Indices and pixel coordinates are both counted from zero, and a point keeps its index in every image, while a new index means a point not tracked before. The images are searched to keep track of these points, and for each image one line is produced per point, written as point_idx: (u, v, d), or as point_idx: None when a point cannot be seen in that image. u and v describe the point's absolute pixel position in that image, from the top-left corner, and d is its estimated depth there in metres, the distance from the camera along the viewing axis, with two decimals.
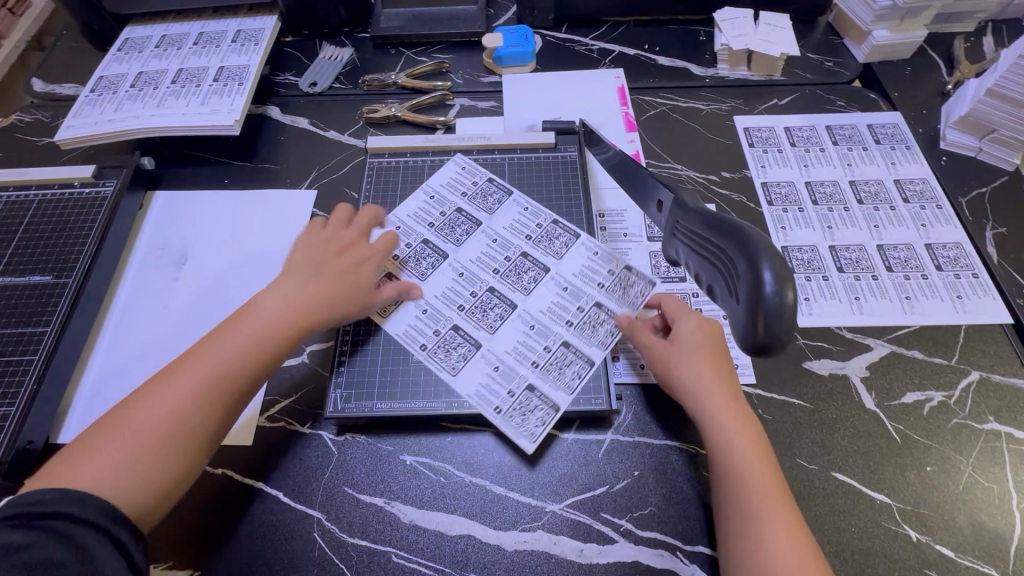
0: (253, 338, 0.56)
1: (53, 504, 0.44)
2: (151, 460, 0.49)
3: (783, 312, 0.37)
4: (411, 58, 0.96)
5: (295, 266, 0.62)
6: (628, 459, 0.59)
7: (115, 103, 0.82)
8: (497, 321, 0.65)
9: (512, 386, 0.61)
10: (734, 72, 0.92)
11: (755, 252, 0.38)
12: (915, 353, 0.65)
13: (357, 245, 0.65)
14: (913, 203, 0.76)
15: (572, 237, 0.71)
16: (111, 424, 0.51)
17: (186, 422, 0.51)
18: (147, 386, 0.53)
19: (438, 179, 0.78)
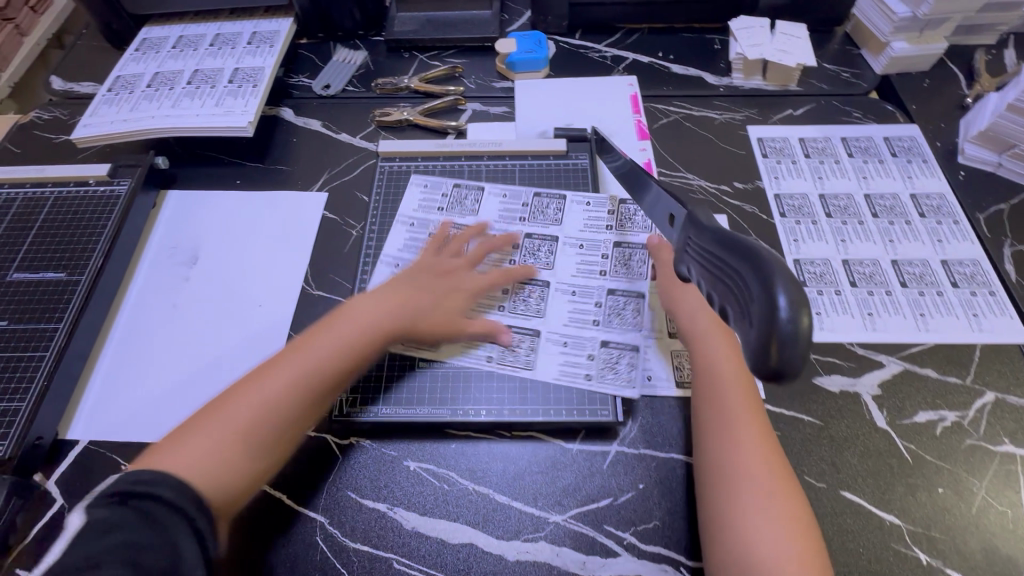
0: (347, 342, 0.59)
1: (152, 485, 0.43)
2: (238, 452, 0.51)
3: (797, 343, 0.29)
4: (425, 62, 0.96)
5: (396, 280, 0.66)
6: (633, 472, 0.59)
7: (132, 103, 0.83)
8: (541, 302, 0.69)
9: (588, 348, 0.65)
10: (749, 82, 0.91)
11: (767, 267, 0.31)
12: (929, 372, 0.64)
13: (457, 268, 0.68)
14: (929, 218, 0.75)
15: (559, 199, 0.77)
16: (214, 415, 0.52)
17: (282, 419, 0.53)
18: (248, 381, 0.55)
19: (408, 206, 0.77)
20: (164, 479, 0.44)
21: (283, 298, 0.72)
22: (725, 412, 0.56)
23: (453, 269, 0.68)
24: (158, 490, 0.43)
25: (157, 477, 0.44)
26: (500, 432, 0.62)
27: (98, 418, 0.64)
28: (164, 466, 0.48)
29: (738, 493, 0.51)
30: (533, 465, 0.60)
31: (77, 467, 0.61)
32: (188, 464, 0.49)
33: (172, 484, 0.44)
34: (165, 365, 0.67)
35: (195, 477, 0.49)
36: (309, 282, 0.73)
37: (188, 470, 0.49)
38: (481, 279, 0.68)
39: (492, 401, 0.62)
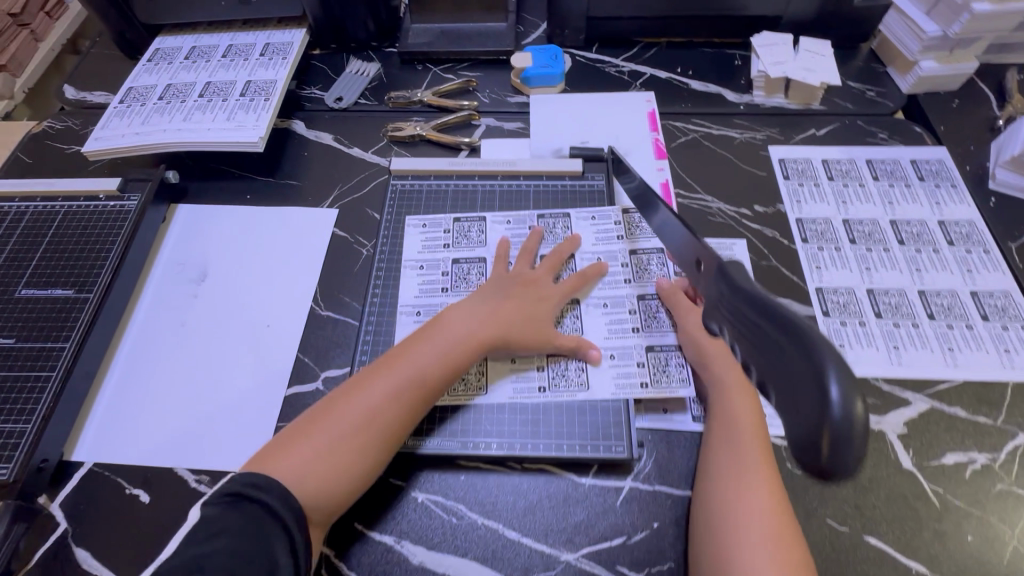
0: (442, 356, 0.58)
1: (265, 491, 0.47)
2: (340, 464, 0.52)
3: (855, 440, 0.23)
4: (438, 75, 0.95)
5: (487, 288, 0.65)
6: (648, 510, 0.57)
7: (143, 116, 0.82)
8: (577, 320, 0.67)
9: (635, 358, 0.64)
10: (770, 100, 0.88)
11: (814, 342, 0.25)
12: (957, 411, 0.61)
13: (540, 278, 0.67)
14: (958, 247, 0.72)
15: (564, 217, 0.75)
16: (318, 420, 0.54)
17: (382, 429, 0.54)
18: (352, 386, 0.56)
19: (411, 250, 0.74)
20: (275, 485, 0.48)
21: (292, 318, 0.71)
22: (733, 449, 0.53)
23: (536, 279, 0.66)
24: (267, 497, 0.47)
25: (270, 483, 0.48)
26: (510, 464, 0.60)
27: (103, 440, 0.63)
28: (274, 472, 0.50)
29: (730, 537, 0.48)
30: (544, 500, 0.58)
31: (80, 489, 0.60)
32: (295, 472, 0.50)
33: (280, 494, 0.48)
34: (173, 387, 0.66)
35: (300, 486, 0.50)
36: (318, 302, 0.72)
37: (296, 480, 0.50)
38: (566, 289, 0.66)
39: (503, 434, 0.61)
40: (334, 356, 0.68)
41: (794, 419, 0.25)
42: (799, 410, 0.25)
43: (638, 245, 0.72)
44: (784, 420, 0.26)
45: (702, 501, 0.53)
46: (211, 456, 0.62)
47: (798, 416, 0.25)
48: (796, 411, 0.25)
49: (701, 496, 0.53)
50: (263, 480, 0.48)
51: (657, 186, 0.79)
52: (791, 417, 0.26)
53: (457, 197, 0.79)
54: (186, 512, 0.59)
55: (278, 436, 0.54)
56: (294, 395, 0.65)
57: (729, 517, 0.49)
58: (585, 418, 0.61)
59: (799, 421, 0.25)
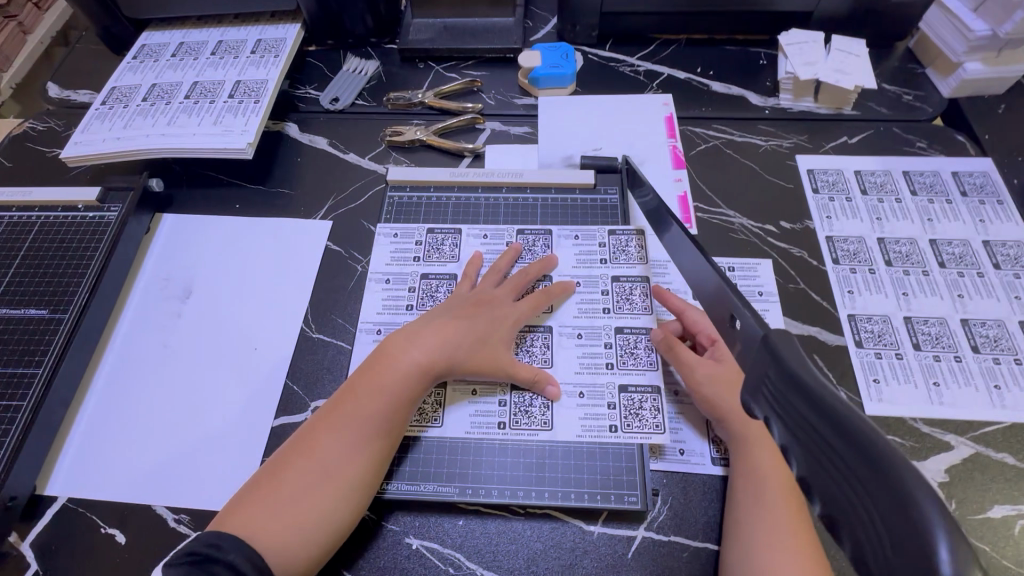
0: (391, 390, 0.54)
1: (227, 551, 0.45)
2: (302, 517, 0.48)
3: None
4: (441, 74, 0.89)
5: (434, 315, 0.60)
6: (662, 565, 0.51)
7: (125, 119, 0.77)
8: (547, 350, 0.62)
9: (607, 398, 0.58)
10: (798, 104, 0.82)
11: (907, 484, 0.20)
12: (1004, 457, 0.56)
13: (498, 298, 0.62)
14: (1005, 271, 0.66)
15: (546, 235, 0.70)
16: (277, 478, 0.50)
17: (348, 478, 0.51)
18: (306, 437, 0.52)
19: (380, 262, 0.70)
20: (236, 544, 0.46)
21: (279, 341, 0.66)
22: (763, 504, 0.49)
23: (495, 299, 0.62)
24: (230, 556, 0.45)
25: (231, 543, 0.46)
26: (513, 509, 0.55)
27: (79, 473, 0.59)
28: (234, 532, 0.47)
29: None
30: (548, 550, 0.53)
31: (52, 528, 0.56)
32: (253, 532, 0.47)
33: (242, 548, 0.45)
34: (150, 415, 0.62)
35: (261, 545, 0.47)
36: (309, 323, 0.67)
37: (257, 540, 0.47)
38: (524, 310, 0.62)
39: (505, 477, 0.56)
40: (323, 383, 0.63)
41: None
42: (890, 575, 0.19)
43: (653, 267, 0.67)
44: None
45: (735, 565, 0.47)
46: (190, 493, 0.57)
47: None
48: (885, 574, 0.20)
49: (735, 558, 0.48)
50: (224, 542, 0.46)
51: (675, 199, 0.73)
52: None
53: (459, 210, 0.73)
54: (163, 554, 0.55)
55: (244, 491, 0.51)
56: (282, 426, 0.61)
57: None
58: (594, 464, 0.56)
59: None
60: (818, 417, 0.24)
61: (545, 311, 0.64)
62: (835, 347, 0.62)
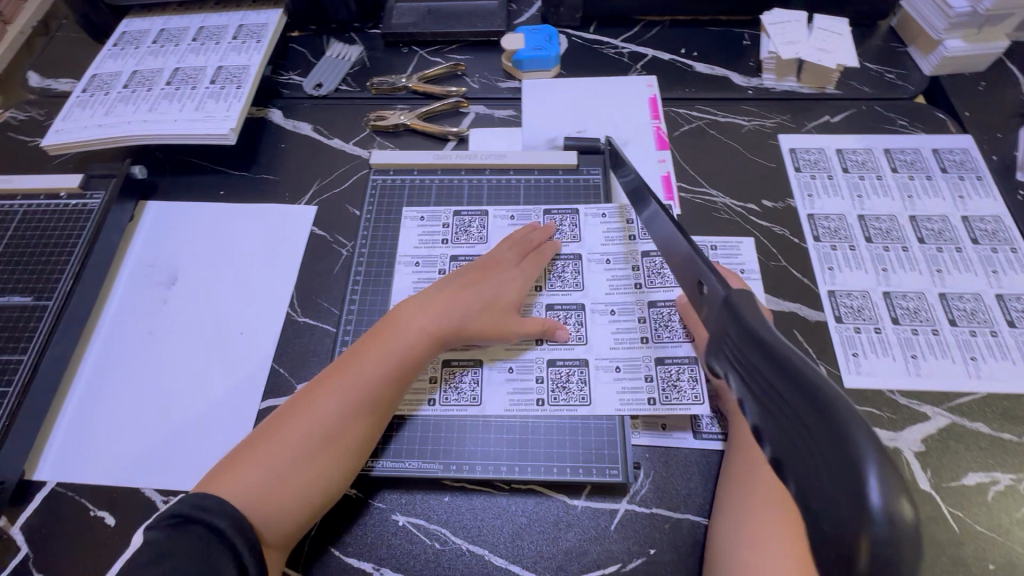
0: (395, 355, 0.55)
1: (211, 512, 0.44)
2: (293, 481, 0.49)
3: (897, 551, 0.18)
4: (425, 58, 0.88)
5: (442, 282, 0.62)
6: (644, 535, 0.52)
7: (107, 106, 0.77)
8: (581, 327, 0.63)
9: (644, 371, 0.59)
10: (782, 83, 0.82)
11: (845, 423, 0.21)
12: (979, 427, 0.57)
13: (505, 260, 0.64)
14: (983, 245, 0.67)
15: (572, 214, 0.70)
16: (268, 437, 0.51)
17: (343, 438, 0.51)
18: (302, 398, 0.53)
19: (407, 244, 0.70)
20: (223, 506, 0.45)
21: (267, 326, 0.66)
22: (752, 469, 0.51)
23: (502, 262, 0.64)
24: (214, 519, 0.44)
25: (217, 504, 0.45)
26: (497, 485, 0.56)
27: (66, 458, 0.59)
28: (218, 494, 0.47)
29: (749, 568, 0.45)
30: (533, 524, 0.54)
31: (41, 511, 0.57)
32: (240, 494, 0.47)
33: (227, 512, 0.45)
34: (138, 399, 0.62)
35: (249, 508, 0.47)
36: (295, 307, 0.68)
37: (244, 503, 0.47)
38: (529, 270, 0.64)
39: (488, 454, 0.57)
40: (310, 366, 0.64)
41: (818, 523, 0.21)
42: (826, 513, 0.20)
43: (637, 248, 0.67)
44: (806, 519, 0.21)
45: (722, 536, 0.49)
46: (179, 475, 0.58)
47: (824, 522, 0.20)
48: (823, 514, 0.20)
49: (724, 530, 0.49)
50: (210, 502, 0.45)
51: (658, 179, 0.73)
52: (814, 519, 0.21)
53: (442, 193, 0.74)
54: None
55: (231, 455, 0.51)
56: (269, 408, 0.61)
57: (747, 560, 0.45)
58: (576, 439, 0.57)
59: (825, 528, 0.20)
60: (773, 370, 0.24)
61: (547, 267, 0.66)
62: (816, 322, 0.63)
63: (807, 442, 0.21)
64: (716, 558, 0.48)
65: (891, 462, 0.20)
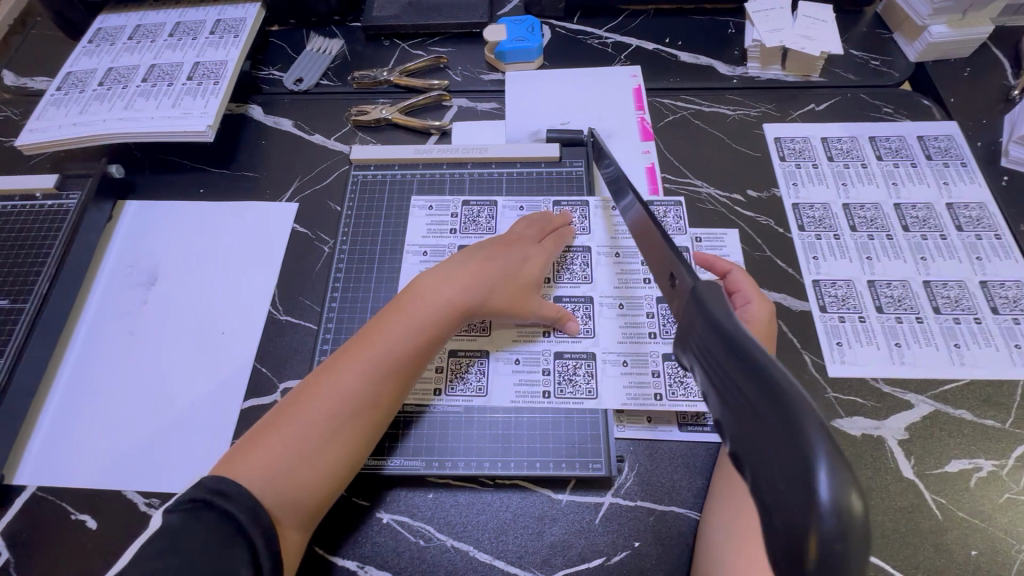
0: (419, 329, 0.55)
1: (231, 500, 0.44)
2: (316, 459, 0.49)
3: (845, 543, 0.19)
4: (406, 51, 0.87)
5: (465, 253, 0.61)
6: (628, 528, 0.52)
7: (81, 104, 0.75)
8: (588, 320, 0.62)
9: (651, 365, 0.59)
10: (766, 72, 0.81)
11: (798, 416, 0.21)
12: (962, 413, 0.57)
13: (525, 238, 0.63)
14: (967, 232, 0.67)
15: (582, 206, 0.69)
16: (288, 413, 0.50)
17: (366, 413, 0.51)
18: (323, 372, 0.52)
19: (416, 234, 0.70)
20: (244, 494, 0.45)
21: (249, 324, 0.66)
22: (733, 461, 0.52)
23: (522, 239, 0.63)
24: (235, 509, 0.44)
25: (239, 491, 0.45)
26: (481, 480, 0.56)
27: (46, 461, 0.59)
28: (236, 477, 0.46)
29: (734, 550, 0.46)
30: (516, 519, 0.53)
31: (21, 515, 0.56)
32: (263, 474, 0.47)
33: (248, 504, 0.44)
34: (120, 401, 0.62)
35: (265, 491, 0.46)
36: (277, 306, 0.67)
37: (261, 486, 0.46)
38: (546, 253, 0.63)
39: (471, 450, 0.56)
40: (292, 365, 0.63)
41: (771, 518, 0.21)
42: (778, 507, 0.20)
43: (620, 244, 0.67)
44: (760, 513, 0.22)
45: (714, 530, 0.48)
46: (161, 477, 0.57)
47: (776, 518, 0.21)
48: (775, 510, 0.21)
49: (717, 524, 0.49)
50: (229, 488, 0.45)
51: (643, 170, 0.73)
52: (767, 514, 0.21)
53: (423, 188, 0.73)
54: (134, 537, 0.55)
55: (244, 438, 0.50)
56: (251, 408, 0.61)
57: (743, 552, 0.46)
58: (559, 433, 0.57)
59: (777, 523, 0.21)
60: (734, 364, 0.25)
61: (560, 255, 0.66)
62: (800, 312, 0.63)
63: (763, 434, 0.22)
64: (708, 554, 0.48)
65: (841, 455, 0.20)
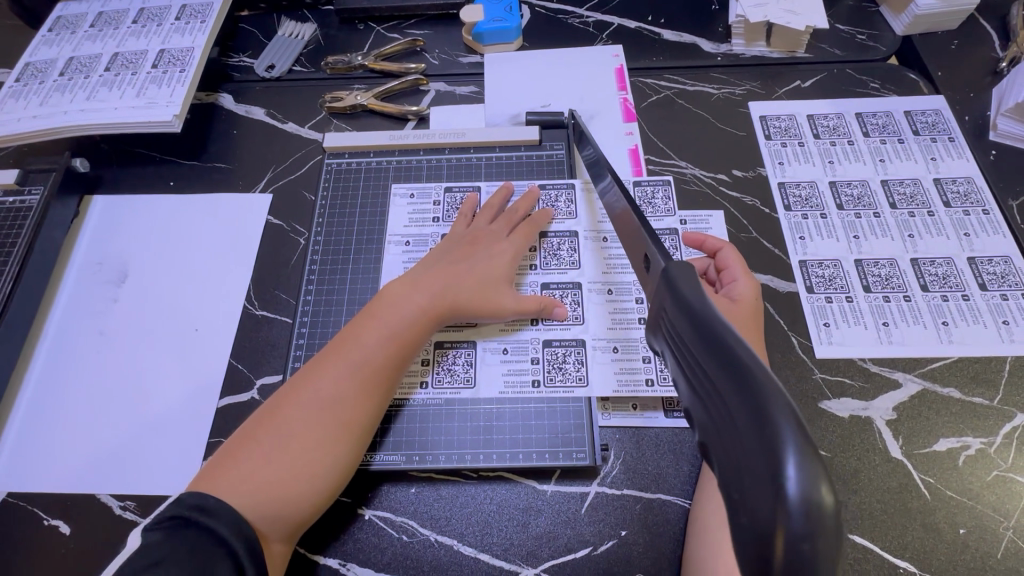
0: (394, 331, 0.54)
1: (213, 516, 0.43)
2: (299, 468, 0.47)
3: (816, 538, 0.19)
4: (381, 34, 0.84)
5: (430, 257, 0.60)
6: (614, 516, 0.51)
7: (41, 95, 0.72)
8: (577, 307, 0.61)
9: (642, 352, 0.58)
10: (751, 49, 0.79)
11: (768, 409, 0.20)
12: (950, 391, 0.56)
13: (494, 233, 0.62)
14: (955, 208, 0.66)
15: (568, 190, 0.68)
16: (266, 423, 0.49)
17: (345, 420, 0.50)
18: (299, 381, 0.51)
19: (397, 224, 0.67)
20: (226, 506, 0.43)
21: (222, 320, 0.64)
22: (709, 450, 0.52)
23: (491, 234, 0.62)
24: (217, 524, 0.42)
25: (222, 505, 0.43)
26: (465, 473, 0.54)
27: (15, 468, 0.57)
28: (214, 488, 0.45)
29: (713, 533, 0.46)
30: (500, 511, 0.52)
31: None
32: (243, 484, 0.46)
33: (230, 518, 0.43)
34: (91, 403, 0.60)
35: (245, 502, 0.45)
36: (252, 301, 0.65)
37: (241, 496, 0.45)
38: (520, 243, 0.62)
39: (453, 443, 0.55)
40: (268, 361, 0.61)
41: (737, 515, 0.20)
42: (743, 505, 0.20)
43: (603, 228, 0.65)
44: (727, 508, 0.21)
45: (709, 512, 0.48)
46: (135, 479, 0.56)
47: (742, 515, 0.20)
48: (742, 507, 0.20)
49: (714, 508, 0.48)
50: (210, 502, 0.43)
51: (626, 152, 0.71)
52: (734, 510, 0.21)
53: (400, 175, 0.71)
54: (108, 541, 0.53)
55: (224, 448, 0.49)
56: (227, 407, 0.59)
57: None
58: (542, 423, 0.56)
59: (743, 520, 0.20)
60: (706, 355, 0.24)
61: (535, 242, 0.64)
62: (788, 293, 0.62)
63: (734, 433, 0.21)
64: (703, 536, 0.47)
65: (813, 448, 0.20)
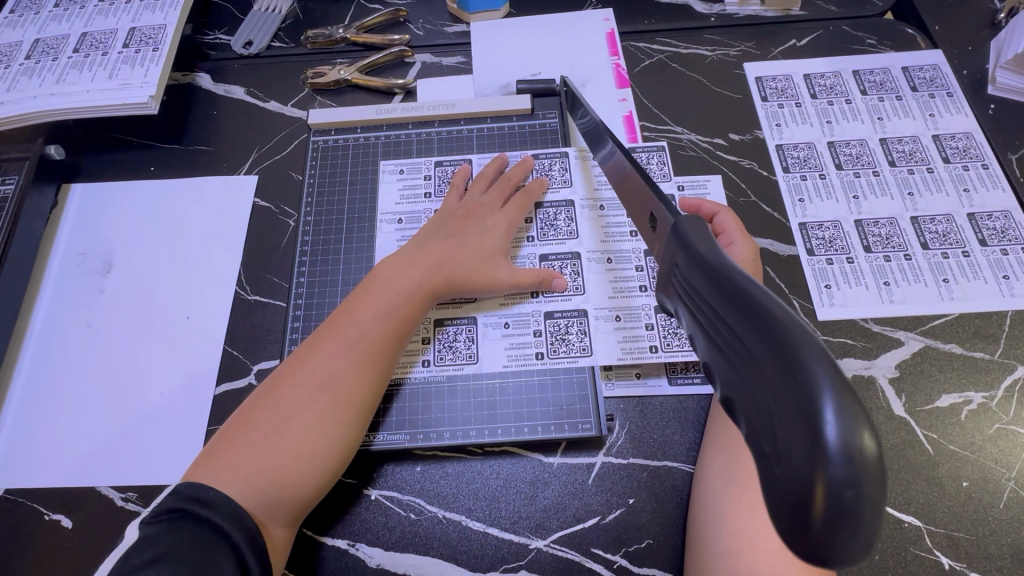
0: (389, 308, 0.53)
1: (212, 508, 0.42)
2: (303, 449, 0.46)
3: (856, 481, 0.18)
4: (363, 6, 0.81)
5: (424, 232, 0.59)
6: (622, 485, 0.51)
7: (8, 80, 0.69)
8: (576, 277, 0.60)
9: (644, 319, 0.57)
10: (745, 9, 0.77)
11: (800, 355, 0.20)
12: (952, 347, 0.56)
13: (488, 205, 0.61)
14: (954, 163, 0.65)
15: (562, 158, 0.66)
16: (264, 407, 0.48)
17: (345, 401, 0.49)
18: (294, 364, 0.50)
19: (387, 202, 0.66)
20: (224, 498, 0.43)
21: (213, 306, 0.62)
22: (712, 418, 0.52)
23: (484, 208, 0.61)
24: (216, 517, 0.42)
25: (220, 497, 0.43)
26: (470, 450, 0.54)
27: (10, 464, 0.56)
28: (218, 474, 0.44)
29: (715, 498, 0.46)
30: (507, 486, 0.52)
31: None
32: (246, 469, 0.45)
33: (228, 511, 0.43)
34: (82, 396, 0.58)
35: (251, 485, 0.44)
36: (244, 286, 0.63)
37: (246, 480, 0.44)
38: (514, 215, 0.61)
39: (455, 419, 0.55)
40: (265, 346, 0.60)
41: (770, 467, 0.20)
42: (778, 455, 0.20)
43: (600, 196, 0.63)
44: (756, 460, 0.21)
45: (713, 477, 0.48)
46: (135, 470, 0.55)
47: (775, 466, 0.20)
48: (775, 457, 0.20)
49: (716, 472, 0.48)
50: (210, 493, 0.43)
51: (620, 119, 0.69)
52: (764, 461, 0.21)
53: (389, 151, 0.69)
54: (110, 534, 0.52)
55: (222, 432, 0.48)
56: (224, 393, 0.58)
57: (743, 495, 0.45)
58: (546, 396, 0.55)
59: (776, 471, 0.20)
60: (727, 305, 0.23)
61: (531, 213, 0.63)
62: (788, 257, 0.61)
63: (762, 381, 0.21)
64: (707, 501, 0.47)
65: (849, 391, 0.19)
